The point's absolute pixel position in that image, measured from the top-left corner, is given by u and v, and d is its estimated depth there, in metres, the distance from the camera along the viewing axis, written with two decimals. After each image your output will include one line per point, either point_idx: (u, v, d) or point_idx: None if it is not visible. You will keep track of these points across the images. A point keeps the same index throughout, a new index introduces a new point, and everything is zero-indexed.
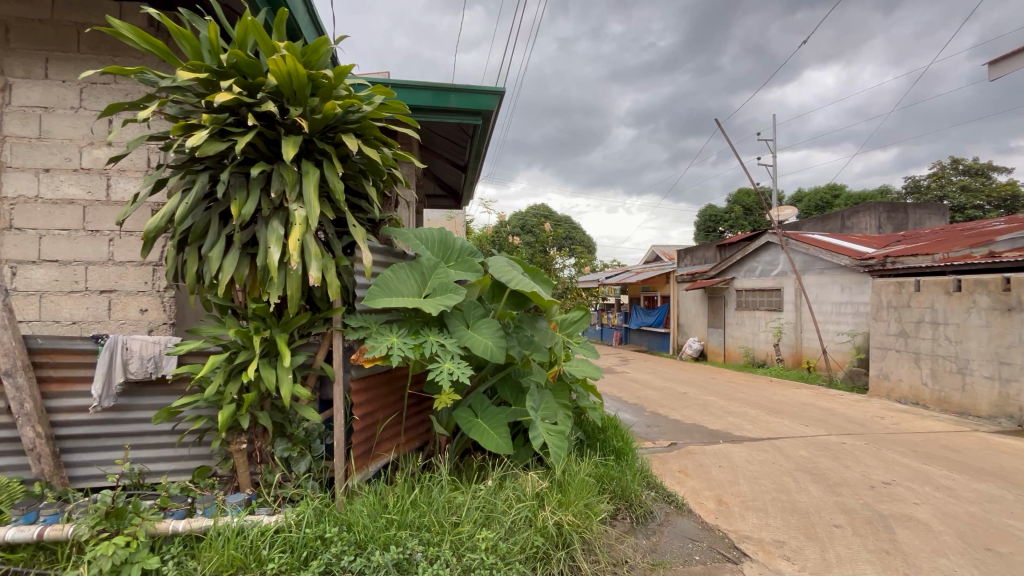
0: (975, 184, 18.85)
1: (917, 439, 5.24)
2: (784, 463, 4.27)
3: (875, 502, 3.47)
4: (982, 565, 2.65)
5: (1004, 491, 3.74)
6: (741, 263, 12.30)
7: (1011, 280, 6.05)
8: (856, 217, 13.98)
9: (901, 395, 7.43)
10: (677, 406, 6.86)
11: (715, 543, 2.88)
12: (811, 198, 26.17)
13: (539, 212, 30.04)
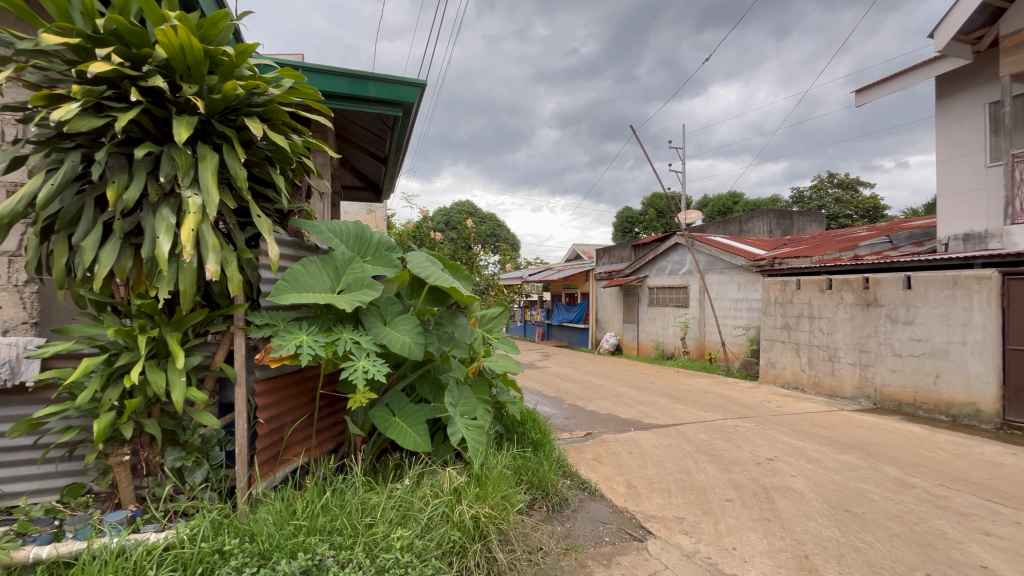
0: (846, 197, 21.65)
1: (796, 419, 5.94)
2: (686, 447, 4.64)
3: (760, 476, 3.89)
4: (842, 524, 3.07)
5: (861, 460, 4.36)
6: (653, 263, 13.12)
7: (869, 280, 7.04)
8: (750, 222, 15.50)
9: (784, 381, 8.36)
10: (593, 398, 7.18)
11: (623, 524, 3.07)
12: (715, 203, 28.53)
13: (464, 209, 29.97)
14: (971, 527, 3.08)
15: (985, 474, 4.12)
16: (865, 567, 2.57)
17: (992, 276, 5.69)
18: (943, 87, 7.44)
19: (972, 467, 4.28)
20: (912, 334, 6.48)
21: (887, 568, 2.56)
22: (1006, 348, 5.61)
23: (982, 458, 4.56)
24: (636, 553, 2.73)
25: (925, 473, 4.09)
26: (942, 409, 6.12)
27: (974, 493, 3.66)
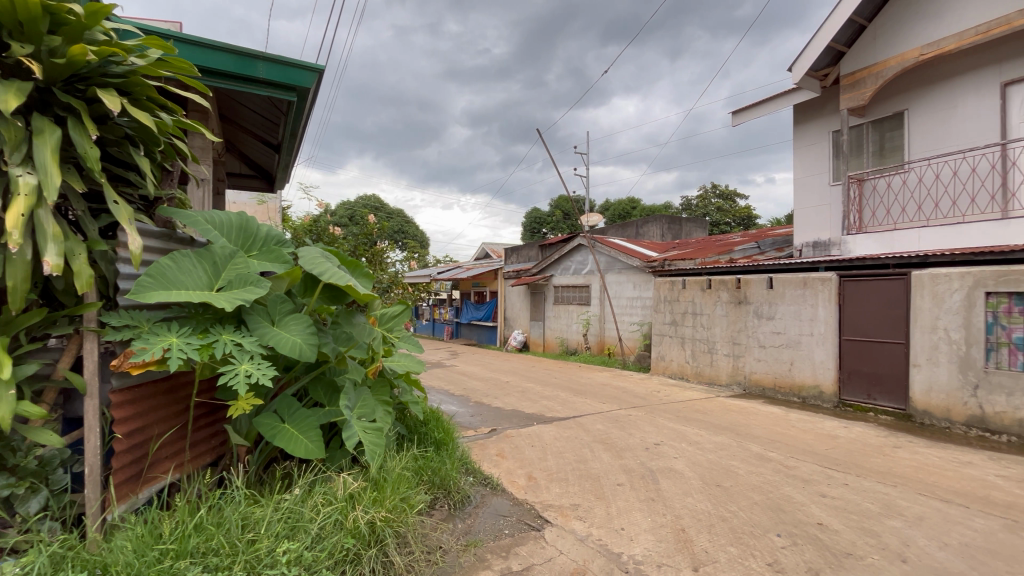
0: (726, 206, 24.26)
1: (680, 406, 6.55)
2: (583, 437, 4.91)
3: (647, 460, 4.22)
4: (713, 497, 3.44)
5: (731, 440, 4.93)
6: (558, 263, 13.66)
7: (740, 280, 7.95)
8: (645, 226, 16.76)
9: (672, 372, 9.16)
10: (499, 395, 7.30)
11: (523, 516, 3.16)
12: (615, 208, 30.42)
13: (369, 203, 28.78)
14: (812, 491, 3.62)
15: (824, 445, 4.87)
16: (731, 534, 2.91)
17: (833, 277, 6.73)
18: (799, 114, 8.62)
19: (815, 440, 5.04)
20: (774, 327, 7.44)
21: (748, 532, 2.93)
22: (842, 339, 6.66)
23: (823, 432, 5.39)
24: (533, 542, 2.83)
25: (780, 448, 4.73)
26: (796, 392, 7.12)
27: (816, 462, 4.31)
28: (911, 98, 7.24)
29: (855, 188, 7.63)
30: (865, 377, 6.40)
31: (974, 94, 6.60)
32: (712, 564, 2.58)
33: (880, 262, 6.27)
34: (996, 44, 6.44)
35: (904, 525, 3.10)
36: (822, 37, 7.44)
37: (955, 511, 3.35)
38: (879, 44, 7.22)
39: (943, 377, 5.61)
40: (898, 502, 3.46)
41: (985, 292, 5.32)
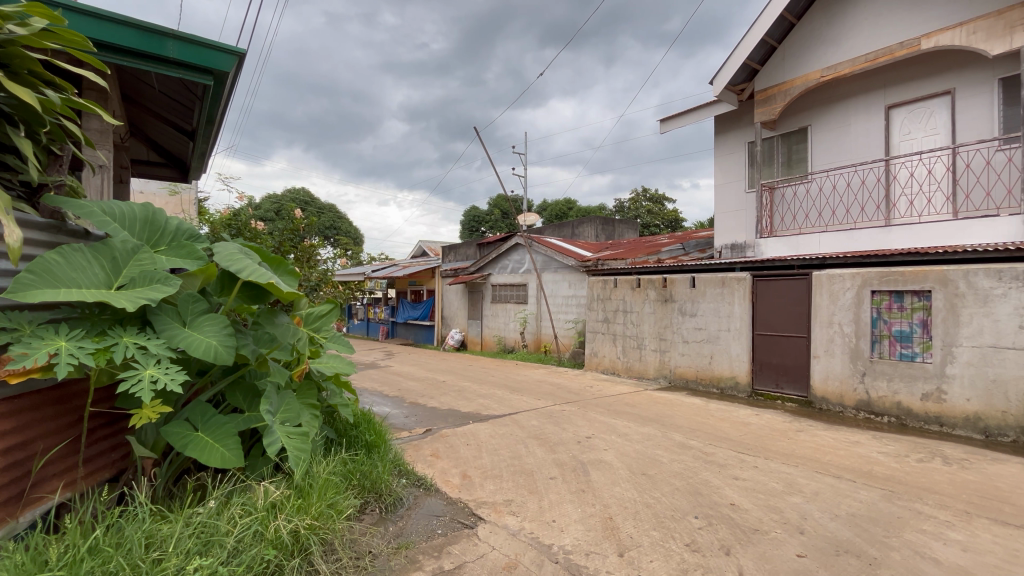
0: (656, 209, 25.51)
1: (611, 400, 6.82)
2: (518, 433, 4.98)
3: (579, 453, 4.36)
4: (639, 485, 3.63)
5: (657, 431, 5.21)
6: (496, 261, 13.72)
7: (667, 280, 8.41)
8: (581, 227, 17.24)
9: (604, 367, 9.52)
10: (435, 394, 7.22)
11: (456, 514, 3.16)
12: (552, 208, 31.02)
13: (298, 197, 27.35)
14: (726, 474, 3.91)
15: (738, 432, 5.27)
16: (654, 519, 3.08)
17: (747, 277, 7.32)
18: (719, 125, 9.25)
19: (731, 427, 5.44)
20: (696, 323, 7.94)
21: (669, 516, 3.11)
22: (755, 334, 7.25)
23: (738, 420, 5.83)
24: (466, 540, 2.84)
25: (700, 436, 5.06)
26: (715, 383, 7.64)
27: (730, 447, 4.67)
28: (814, 115, 8.00)
29: (767, 196, 8.31)
30: (774, 368, 7.00)
31: (864, 114, 7.42)
32: (636, 548, 2.72)
33: (786, 263, 6.89)
34: (881, 71, 7.28)
35: (803, 500, 3.43)
36: (739, 54, 8.02)
37: (845, 485, 3.77)
38: (787, 64, 7.91)
39: (838, 367, 6.27)
40: (799, 480, 3.83)
41: (871, 290, 6.01)
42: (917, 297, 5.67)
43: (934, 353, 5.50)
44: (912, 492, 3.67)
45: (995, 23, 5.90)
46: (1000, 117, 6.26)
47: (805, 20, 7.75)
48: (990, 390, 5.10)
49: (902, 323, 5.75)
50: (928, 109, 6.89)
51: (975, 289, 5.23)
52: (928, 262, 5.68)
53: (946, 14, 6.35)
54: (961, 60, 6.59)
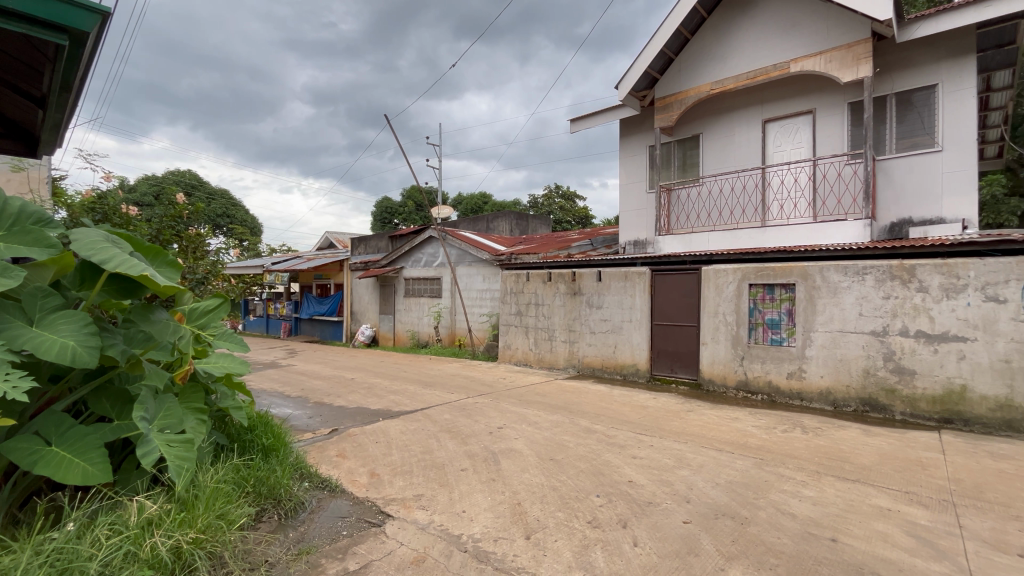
0: (567, 206, 26.52)
1: (523, 391, 7.01)
2: (430, 428, 4.94)
3: (490, 444, 4.44)
4: (546, 470, 3.78)
5: (564, 417, 5.46)
6: (409, 255, 13.39)
7: (576, 273, 8.78)
8: (495, 221, 17.41)
9: (517, 359, 9.73)
10: (343, 393, 6.91)
11: (363, 514, 3.07)
12: (467, 201, 30.92)
13: (183, 181, 24.55)
14: (626, 454, 4.21)
15: (637, 414, 5.70)
16: (560, 501, 3.23)
17: (646, 272, 7.90)
18: (624, 128, 9.82)
19: (631, 411, 5.86)
20: (602, 315, 8.40)
21: (573, 498, 3.28)
22: (653, 324, 7.84)
23: (637, 404, 6.29)
24: (373, 539, 2.77)
25: (604, 420, 5.39)
26: (618, 370, 8.16)
27: (630, 429, 5.03)
28: (704, 124, 8.80)
29: (664, 196, 9.01)
30: (669, 355, 7.64)
31: (745, 126, 8.30)
32: (543, 530, 2.84)
33: (680, 258, 7.54)
34: (759, 89, 8.19)
35: (690, 473, 3.81)
36: (641, 63, 8.54)
37: (724, 456, 4.24)
38: (682, 75, 8.60)
39: (722, 352, 6.99)
40: (687, 454, 4.24)
41: (749, 283, 6.77)
42: (785, 289, 6.50)
43: (797, 338, 6.34)
44: (777, 458, 4.23)
45: (846, 54, 6.89)
46: (848, 136, 7.35)
47: (697, 36, 8.46)
48: (837, 368, 6.00)
49: (773, 312, 6.57)
50: (794, 125, 7.89)
51: (828, 283, 6.11)
52: (792, 259, 6.51)
53: (809, 42, 7.30)
54: (820, 85, 7.62)
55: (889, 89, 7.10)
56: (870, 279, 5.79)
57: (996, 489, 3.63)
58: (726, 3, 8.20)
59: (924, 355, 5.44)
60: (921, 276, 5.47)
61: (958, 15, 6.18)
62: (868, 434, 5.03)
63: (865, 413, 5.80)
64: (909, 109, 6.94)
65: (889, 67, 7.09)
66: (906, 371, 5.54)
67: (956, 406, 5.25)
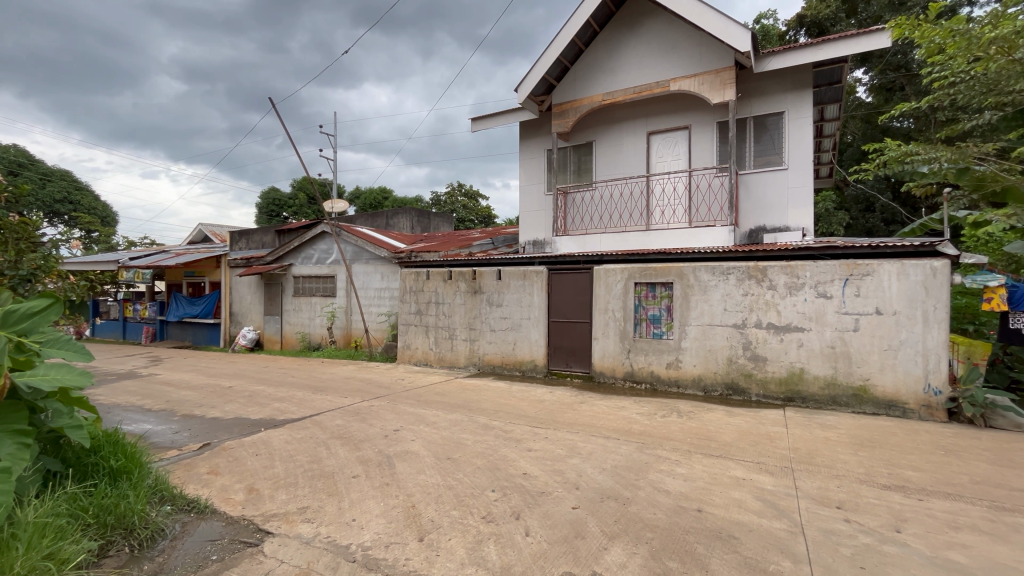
0: (470, 205, 26.63)
1: (422, 391, 6.89)
2: (319, 436, 4.65)
3: (385, 447, 4.29)
4: (442, 470, 3.75)
5: (463, 416, 5.47)
6: (299, 251, 12.45)
7: (476, 273, 8.82)
8: (395, 218, 16.88)
9: (417, 360, 9.53)
10: (219, 403, 6.22)
11: (238, 534, 2.80)
12: (366, 196, 29.62)
13: (7, 158, 20.33)
14: (521, 447, 4.33)
15: (533, 408, 5.90)
16: (455, 499, 3.23)
17: (543, 271, 8.20)
18: (523, 130, 10.07)
19: (528, 405, 6.04)
20: (501, 313, 8.54)
21: (468, 495, 3.30)
22: (550, 321, 8.15)
23: (534, 398, 6.50)
24: (248, 560, 2.54)
25: (501, 416, 5.49)
26: (517, 367, 8.38)
27: (526, 423, 5.19)
28: (596, 133, 9.34)
29: (561, 199, 9.41)
30: (565, 350, 8.02)
31: (631, 137, 8.97)
32: (437, 530, 2.81)
33: (574, 258, 7.94)
34: (644, 103, 8.90)
35: (580, 460, 4.03)
36: (538, 69, 8.79)
37: (611, 443, 4.56)
38: (577, 84, 9.05)
39: (611, 346, 7.50)
40: (578, 444, 4.47)
41: (635, 282, 7.36)
42: (665, 287, 7.15)
43: (674, 331, 7.01)
44: (655, 441, 4.65)
45: (715, 78, 7.77)
46: (716, 151, 8.28)
47: (590, 48, 8.95)
48: (706, 357, 6.75)
49: (655, 308, 7.20)
50: (673, 139, 8.71)
51: (699, 282, 6.84)
52: (671, 260, 7.18)
53: (686, 65, 8.09)
54: (693, 104, 8.49)
55: (748, 112, 8.12)
56: (733, 278, 6.58)
57: (822, 454, 4.34)
58: (615, 20, 8.77)
59: (773, 343, 6.33)
60: (770, 276, 6.34)
61: (800, 54, 7.28)
62: (730, 415, 5.72)
63: (728, 396, 6.59)
64: (763, 131, 8.01)
65: (748, 94, 8.11)
66: (760, 358, 6.40)
67: (796, 386, 6.18)
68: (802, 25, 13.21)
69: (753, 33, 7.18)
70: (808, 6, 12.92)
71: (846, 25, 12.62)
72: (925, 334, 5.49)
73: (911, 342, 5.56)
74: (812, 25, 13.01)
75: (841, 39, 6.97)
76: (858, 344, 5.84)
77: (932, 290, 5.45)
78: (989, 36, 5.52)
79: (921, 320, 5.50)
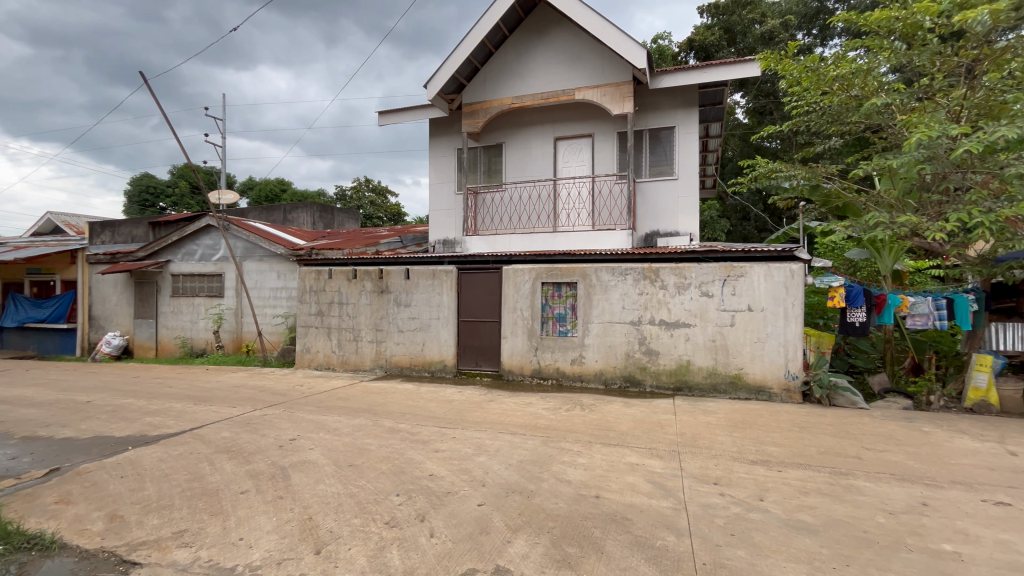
0: (378, 201, 25.70)
1: (322, 397, 6.51)
2: (201, 451, 4.20)
3: (280, 458, 4.00)
4: (343, 478, 3.58)
5: (367, 420, 5.26)
6: (178, 246, 11.11)
7: (382, 271, 8.52)
8: (295, 212, 15.73)
9: (317, 364, 8.99)
10: (72, 421, 5.34)
11: (95, 569, 2.45)
12: (261, 187, 27.32)
13: None
14: (428, 449, 4.28)
15: (441, 409, 5.85)
16: (356, 507, 3.09)
17: (453, 270, 8.16)
18: (433, 128, 9.94)
19: (437, 406, 5.98)
20: (410, 313, 8.36)
21: (371, 501, 3.18)
22: (460, 320, 8.14)
23: (443, 399, 6.44)
24: None
25: (408, 419, 5.37)
26: (426, 367, 8.24)
27: (433, 424, 5.13)
28: (505, 135, 9.50)
29: (471, 198, 9.43)
30: (475, 350, 8.07)
31: (539, 141, 9.26)
32: (335, 541, 2.68)
33: (483, 258, 8.02)
34: (551, 109, 9.22)
35: (487, 458, 4.08)
36: (448, 68, 8.73)
37: (517, 438, 4.67)
38: (487, 85, 9.13)
39: (519, 344, 7.68)
40: (485, 442, 4.52)
41: (542, 282, 7.60)
42: (569, 287, 7.49)
43: (578, 328, 7.37)
44: (559, 434, 4.85)
45: (615, 91, 8.28)
46: (616, 159, 8.83)
47: (500, 51, 9.08)
48: (607, 352, 7.18)
49: (561, 307, 7.52)
50: (578, 146, 9.13)
51: (600, 281, 7.25)
52: (575, 261, 7.53)
53: (589, 75, 8.53)
54: (596, 114, 8.98)
55: (644, 124, 8.76)
56: (630, 279, 7.07)
57: (703, 437, 4.82)
58: (524, 26, 8.98)
59: (664, 338, 6.90)
60: (662, 276, 6.90)
61: (688, 75, 8.01)
62: (626, 406, 6.14)
63: (626, 388, 7.07)
64: (657, 143, 8.70)
65: (645, 108, 8.75)
66: (653, 352, 6.94)
67: (684, 376, 6.80)
68: (692, 48, 14.45)
69: (649, 51, 7.76)
70: (697, 32, 14.27)
71: (728, 52, 14.06)
72: (786, 328, 6.32)
73: (775, 335, 6.37)
74: (699, 49, 14.40)
75: (723, 65, 7.79)
76: (734, 337, 6.58)
77: (791, 289, 6.29)
78: (833, 74, 6.60)
79: (782, 316, 6.33)
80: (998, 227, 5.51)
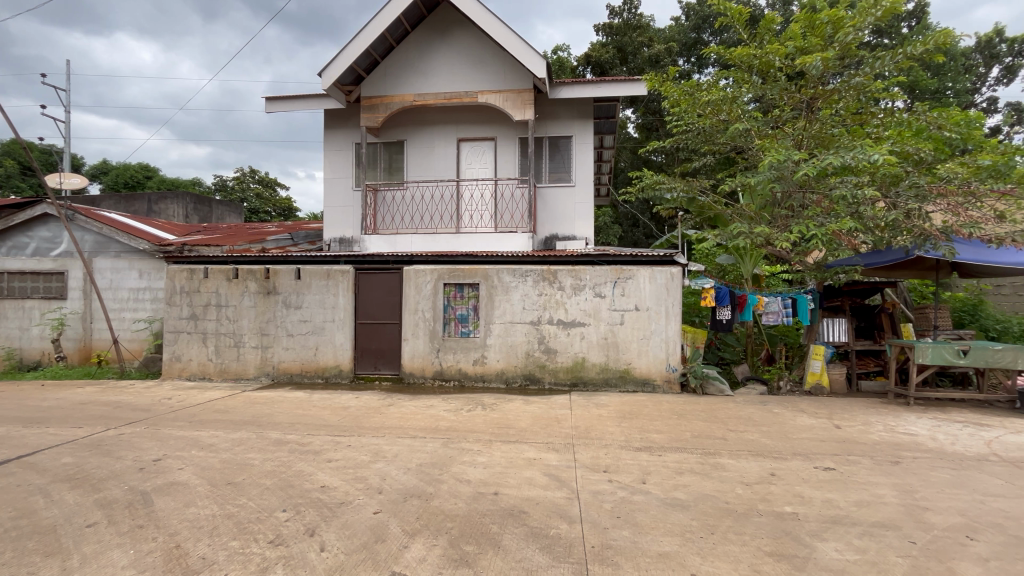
0: (265, 194, 23.63)
1: (196, 410, 5.83)
2: (33, 482, 3.52)
3: (140, 483, 3.50)
4: (220, 498, 3.24)
5: (250, 433, 4.81)
6: (2, 239, 9.24)
7: (269, 271, 7.85)
8: (163, 203, 13.87)
9: (190, 374, 8.02)
10: None
11: None
12: (118, 173, 23.69)
13: None
14: (320, 460, 4.03)
15: (336, 416, 5.55)
16: (235, 529, 2.82)
17: (350, 270, 7.77)
18: (328, 119, 9.39)
19: (331, 414, 5.64)
20: (301, 316, 7.80)
21: (253, 520, 2.92)
22: (357, 323, 7.79)
23: (338, 406, 6.11)
24: None
25: (298, 429, 5.01)
26: (319, 373, 7.75)
27: (327, 433, 4.84)
28: (407, 132, 9.29)
29: (370, 196, 9.06)
30: (373, 353, 7.78)
31: (442, 141, 9.20)
32: (208, 568, 2.43)
33: (383, 258, 7.77)
34: (454, 110, 9.20)
35: (385, 464, 3.96)
36: (344, 57, 8.26)
37: (417, 442, 4.59)
38: (388, 80, 8.85)
39: (420, 346, 7.54)
40: (383, 447, 4.38)
41: (444, 282, 7.55)
42: (471, 288, 7.54)
43: (480, 329, 7.45)
44: (460, 435, 4.85)
45: (516, 97, 8.51)
46: (517, 164, 9.06)
47: (402, 46, 8.87)
48: (508, 352, 7.34)
49: (463, 308, 7.55)
50: (480, 148, 9.22)
51: (501, 283, 7.38)
52: (477, 262, 7.59)
53: (491, 80, 8.66)
54: (498, 118, 9.14)
55: (544, 132, 9.11)
56: (530, 280, 7.30)
57: (596, 429, 5.13)
58: (426, 24, 8.87)
59: (561, 337, 7.23)
60: (560, 278, 7.22)
61: (584, 88, 8.49)
62: (527, 403, 6.33)
63: (526, 386, 7.28)
64: (555, 150, 9.09)
65: (544, 116, 9.10)
66: (551, 350, 7.24)
67: (579, 372, 7.18)
68: (588, 63, 15.35)
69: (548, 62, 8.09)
70: (593, 49, 15.18)
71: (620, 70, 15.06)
72: (667, 325, 6.98)
73: (657, 333, 7.00)
74: (595, 65, 15.27)
75: (615, 81, 8.37)
76: (623, 334, 7.10)
77: (671, 290, 6.97)
78: (705, 99, 7.45)
79: (664, 314, 6.98)
80: (827, 239, 6.60)
